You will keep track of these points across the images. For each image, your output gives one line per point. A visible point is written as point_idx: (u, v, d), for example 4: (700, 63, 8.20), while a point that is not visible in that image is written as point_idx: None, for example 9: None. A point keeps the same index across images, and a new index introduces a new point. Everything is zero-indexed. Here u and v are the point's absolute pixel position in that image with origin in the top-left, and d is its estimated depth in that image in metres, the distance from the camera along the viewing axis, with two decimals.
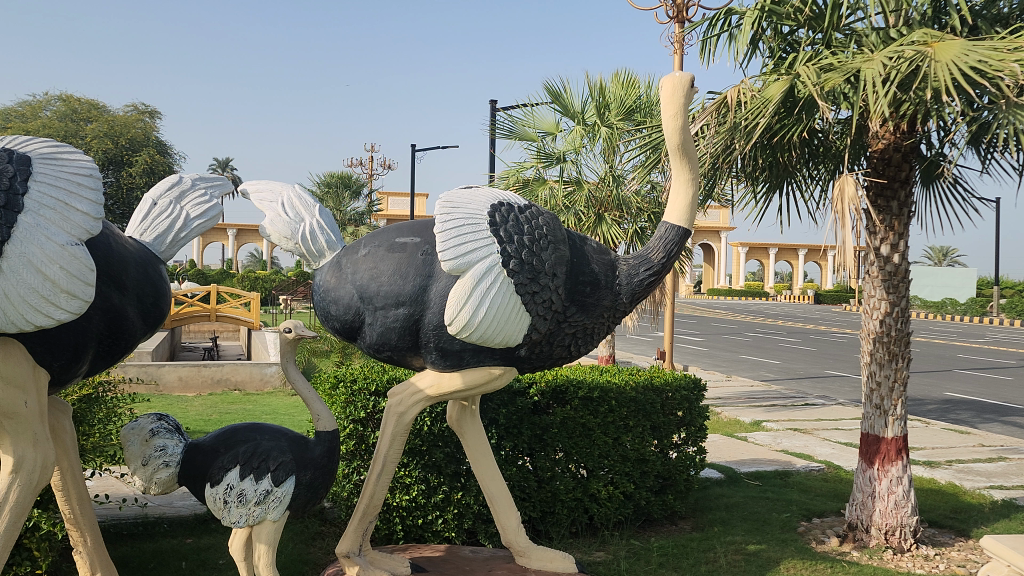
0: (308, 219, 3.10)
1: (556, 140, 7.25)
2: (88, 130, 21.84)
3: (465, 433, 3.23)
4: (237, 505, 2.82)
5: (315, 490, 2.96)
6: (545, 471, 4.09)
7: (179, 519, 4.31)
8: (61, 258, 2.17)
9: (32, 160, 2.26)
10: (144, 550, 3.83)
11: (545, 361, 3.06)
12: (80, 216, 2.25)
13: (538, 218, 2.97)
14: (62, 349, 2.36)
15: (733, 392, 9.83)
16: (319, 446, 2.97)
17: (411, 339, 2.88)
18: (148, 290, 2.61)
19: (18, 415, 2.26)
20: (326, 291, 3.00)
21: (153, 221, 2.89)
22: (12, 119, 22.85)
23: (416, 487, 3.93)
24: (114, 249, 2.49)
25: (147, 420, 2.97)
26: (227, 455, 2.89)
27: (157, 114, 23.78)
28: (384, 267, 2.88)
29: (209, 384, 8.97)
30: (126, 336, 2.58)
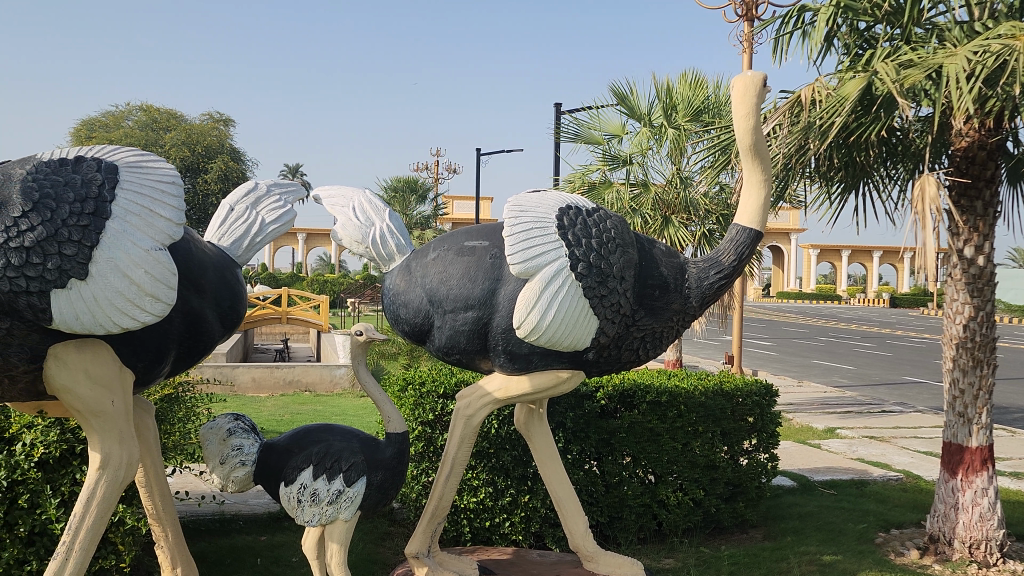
0: (378, 223, 3.14)
1: (622, 143, 7.20)
2: (167, 139, 22.70)
3: (532, 437, 3.23)
4: (311, 505, 2.88)
5: (386, 491, 3.00)
6: (613, 476, 4.06)
7: (254, 516, 4.42)
8: (146, 262, 2.25)
9: (119, 168, 2.35)
10: (221, 546, 3.94)
11: (613, 365, 3.04)
12: (163, 222, 2.33)
13: (606, 221, 2.95)
14: (145, 350, 2.45)
15: (806, 398, 9.59)
16: (389, 448, 3.02)
17: (480, 342, 2.90)
18: (226, 293, 2.69)
19: (105, 413, 2.35)
20: (396, 294, 3.04)
21: (231, 226, 3.00)
22: (96, 129, 23.86)
23: (483, 489, 3.95)
24: (193, 253, 2.58)
25: (225, 420, 3.05)
26: (301, 455, 2.95)
27: (230, 122, 24.54)
28: (453, 270, 2.90)
29: (281, 384, 9.20)
30: (205, 337, 2.67)
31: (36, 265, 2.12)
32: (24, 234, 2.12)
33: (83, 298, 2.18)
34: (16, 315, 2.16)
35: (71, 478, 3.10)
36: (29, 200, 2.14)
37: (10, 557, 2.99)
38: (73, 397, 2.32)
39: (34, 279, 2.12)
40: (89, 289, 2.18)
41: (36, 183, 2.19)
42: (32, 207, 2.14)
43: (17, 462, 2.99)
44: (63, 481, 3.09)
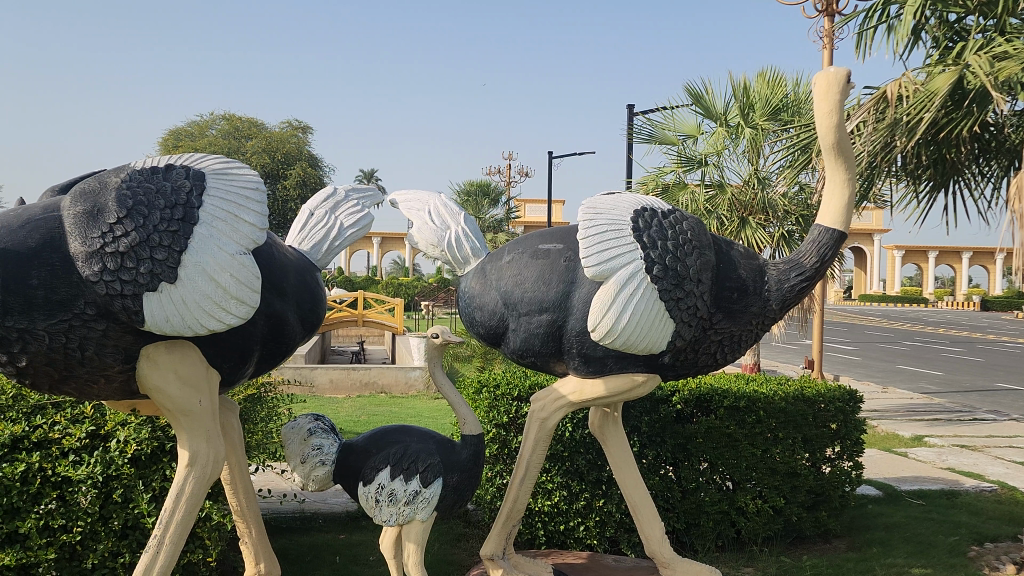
0: (454, 227, 3.18)
1: (697, 143, 7.10)
2: (248, 147, 23.46)
3: (607, 441, 3.20)
4: (388, 505, 2.92)
5: (461, 493, 3.05)
6: (689, 482, 4.00)
7: (332, 515, 4.52)
8: (231, 266, 2.33)
9: (206, 175, 2.43)
10: (301, 543, 4.04)
11: (689, 368, 3.00)
12: (248, 227, 2.41)
13: (682, 222, 2.91)
14: (231, 352, 2.54)
15: (892, 405, 9.25)
16: (465, 450, 3.06)
17: (555, 345, 2.89)
18: (306, 296, 2.77)
19: (193, 412, 2.44)
20: (471, 297, 3.06)
21: (311, 230, 3.07)
22: (181, 138, 24.77)
23: (557, 493, 3.94)
24: (275, 258, 2.66)
25: (306, 420, 3.12)
26: (379, 455, 3.00)
27: (308, 130, 25.19)
28: (528, 273, 2.90)
29: (358, 386, 9.37)
30: (286, 339, 2.75)
31: (130, 270, 2.21)
32: (119, 239, 2.21)
33: (173, 300, 2.25)
34: (112, 317, 2.25)
35: (161, 474, 3.21)
36: (123, 207, 2.23)
37: (105, 550, 3.13)
38: (164, 396, 2.41)
39: (128, 283, 2.20)
40: (179, 292, 2.26)
41: (130, 190, 2.28)
42: (126, 214, 2.23)
43: (111, 458, 3.12)
44: (154, 477, 3.20)
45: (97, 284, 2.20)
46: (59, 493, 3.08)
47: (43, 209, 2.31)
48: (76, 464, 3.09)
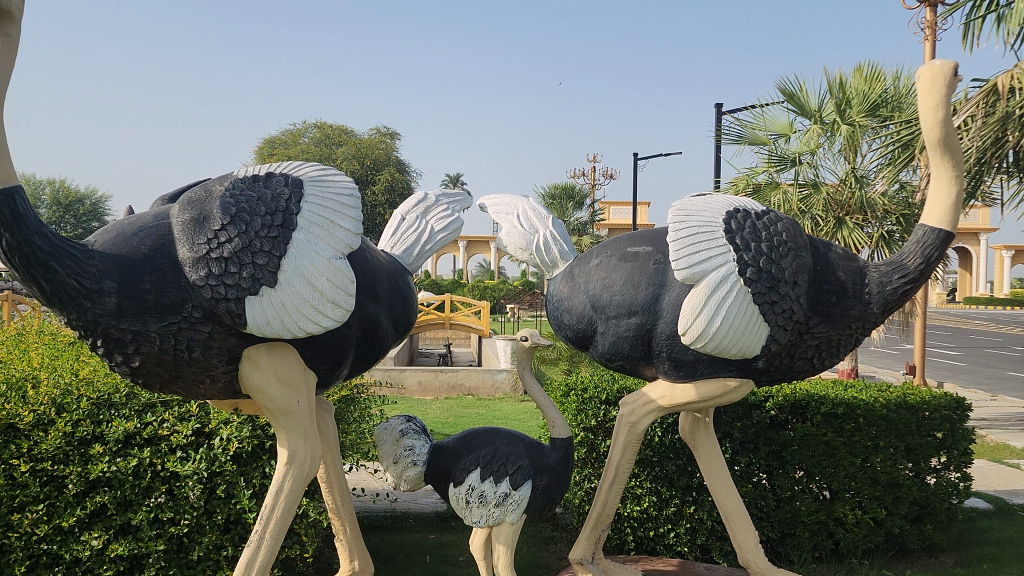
0: (542, 230, 3.21)
1: (790, 142, 6.91)
2: (339, 154, 24.13)
3: (698, 447, 3.15)
4: (478, 506, 2.94)
5: (551, 496, 3.05)
6: (785, 490, 3.89)
7: (423, 515, 4.59)
8: (327, 271, 2.40)
9: (304, 183, 2.51)
10: (393, 542, 4.12)
11: (785, 373, 2.92)
12: (343, 232, 2.48)
13: (777, 223, 2.84)
14: (326, 354, 2.61)
15: (1003, 413, 8.79)
16: (554, 453, 3.07)
17: (644, 348, 2.86)
18: (398, 300, 2.85)
19: (292, 412, 2.51)
20: (560, 300, 3.06)
21: (403, 235, 3.12)
22: (276, 147, 25.64)
23: (647, 499, 3.90)
24: (369, 262, 2.73)
25: (398, 421, 3.19)
26: (469, 457, 3.03)
27: (396, 136, 25.73)
28: (616, 276, 2.88)
29: (446, 388, 9.50)
30: (380, 342, 2.81)
31: (233, 274, 2.29)
32: (223, 245, 2.30)
33: (272, 304, 2.33)
34: (217, 320, 2.35)
35: (261, 471, 3.33)
36: (227, 214, 2.33)
37: (209, 543, 3.27)
38: (265, 396, 2.49)
39: (231, 287, 2.29)
40: (278, 296, 2.34)
41: (233, 198, 2.37)
42: (230, 221, 2.32)
43: (215, 455, 3.26)
44: (254, 474, 3.32)
45: (204, 288, 2.29)
46: (167, 487, 3.23)
47: (154, 217, 2.44)
48: (183, 460, 3.24)
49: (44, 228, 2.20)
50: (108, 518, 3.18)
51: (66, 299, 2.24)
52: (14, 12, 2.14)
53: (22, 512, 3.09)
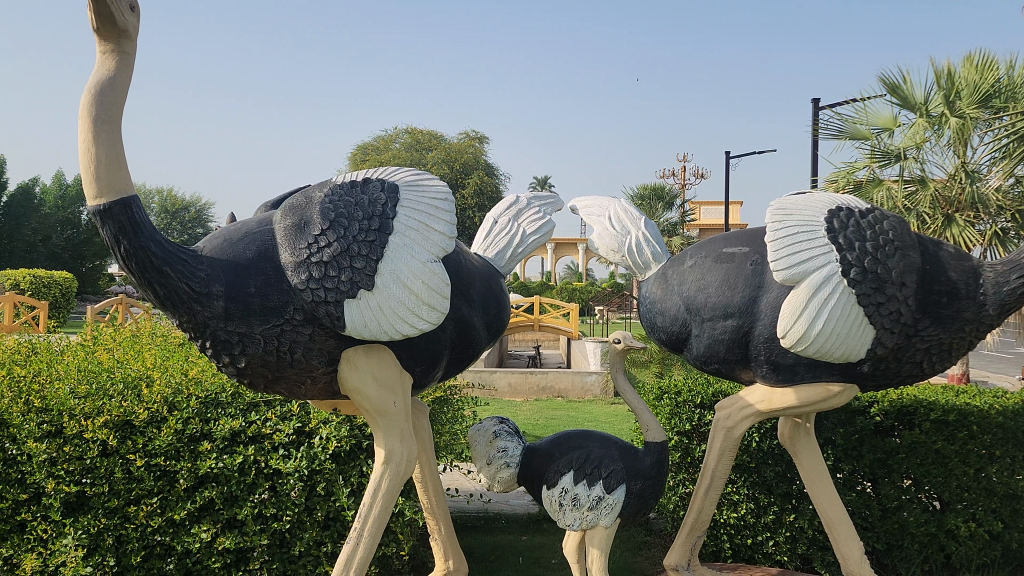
0: (634, 232, 3.17)
1: (894, 136, 6.62)
2: (429, 159, 24.55)
3: (798, 453, 3.06)
4: (571, 509, 2.92)
5: (645, 500, 3.01)
6: (891, 500, 3.74)
7: (515, 517, 4.60)
8: (423, 274, 2.43)
9: (400, 187, 2.55)
10: (486, 543, 4.15)
11: (891, 378, 2.80)
12: (438, 236, 2.51)
13: (883, 222, 2.72)
14: (422, 356, 2.65)
15: None
16: (648, 457, 3.03)
17: (741, 351, 2.79)
18: (491, 302, 2.87)
19: (388, 413, 2.56)
20: (653, 302, 3.02)
21: (495, 238, 3.15)
22: (369, 153, 26.28)
23: (744, 505, 3.80)
24: (463, 265, 2.75)
25: (491, 423, 3.20)
26: (562, 459, 3.02)
27: (484, 140, 26.01)
28: (711, 277, 2.82)
29: (537, 390, 9.53)
30: (473, 344, 2.84)
31: (332, 278, 2.35)
32: (323, 249, 2.37)
33: (370, 306, 2.38)
34: (317, 323, 2.41)
35: (358, 470, 3.41)
36: (326, 220, 2.39)
37: (310, 538, 3.37)
38: (363, 397, 2.55)
39: (331, 290, 2.35)
40: (375, 299, 2.38)
41: (332, 204, 2.43)
42: (329, 226, 2.38)
43: (315, 454, 3.35)
44: (352, 473, 3.40)
45: (305, 292, 2.36)
46: (270, 484, 3.35)
47: (258, 223, 2.53)
48: (285, 457, 3.35)
49: (158, 235, 2.32)
50: (216, 512, 3.31)
51: (178, 302, 2.35)
52: (131, 30, 2.27)
53: (137, 505, 3.25)
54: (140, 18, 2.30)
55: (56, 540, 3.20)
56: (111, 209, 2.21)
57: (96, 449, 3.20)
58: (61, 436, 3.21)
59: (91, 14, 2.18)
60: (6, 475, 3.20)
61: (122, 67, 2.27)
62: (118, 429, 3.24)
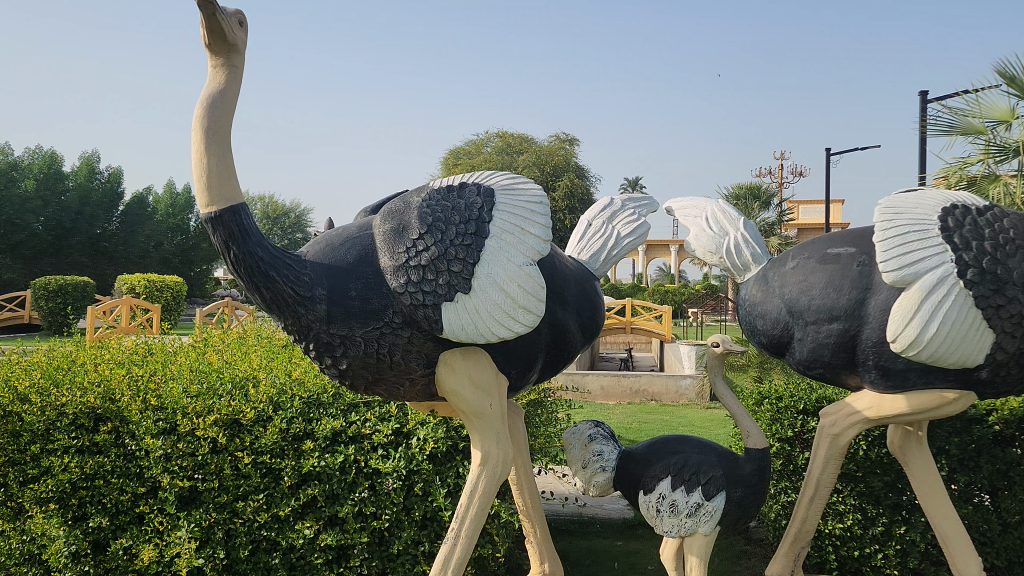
0: (733, 233, 3.09)
1: (1011, 129, 6.25)
2: (519, 162, 24.69)
3: (909, 463, 2.92)
4: (669, 516, 2.87)
5: (745, 508, 2.94)
6: (1012, 515, 3.53)
7: (610, 522, 4.58)
8: (519, 277, 2.44)
9: (495, 192, 2.57)
10: (581, 547, 4.14)
11: (1013, 386, 2.65)
12: (534, 239, 2.51)
13: (1002, 220, 2.58)
14: (517, 358, 2.66)
15: None
16: (749, 464, 2.95)
17: (847, 356, 2.69)
18: (586, 305, 2.86)
19: (485, 415, 2.57)
20: (753, 305, 2.94)
21: (589, 241, 3.13)
22: (461, 157, 26.65)
23: (851, 516, 3.66)
24: (557, 268, 2.75)
25: (586, 426, 3.18)
26: (659, 465, 2.97)
27: (574, 143, 25.98)
28: (815, 279, 2.72)
29: (629, 393, 9.45)
30: (568, 347, 2.83)
31: (430, 282, 2.39)
32: (421, 253, 2.40)
33: (468, 310, 2.40)
34: (416, 325, 2.45)
35: (455, 471, 3.47)
36: (424, 224, 2.43)
37: (408, 537, 3.43)
38: (460, 399, 2.57)
39: (429, 293, 2.39)
40: (472, 302, 2.40)
41: (429, 209, 2.47)
42: (427, 230, 2.42)
43: (412, 455, 3.41)
44: (449, 473, 3.46)
45: (404, 295, 2.40)
46: (369, 483, 3.41)
47: (359, 228, 2.59)
48: (384, 457, 3.42)
49: (265, 240, 2.40)
50: (319, 509, 3.40)
51: (283, 306, 2.43)
52: (240, 44, 2.36)
53: (245, 501, 3.37)
54: (248, 32, 2.39)
55: (171, 532, 3.35)
56: (222, 217, 2.30)
57: (207, 446, 3.34)
58: (175, 433, 3.37)
59: (203, 30, 2.29)
60: (126, 469, 3.40)
61: (231, 80, 2.37)
62: (226, 427, 3.37)
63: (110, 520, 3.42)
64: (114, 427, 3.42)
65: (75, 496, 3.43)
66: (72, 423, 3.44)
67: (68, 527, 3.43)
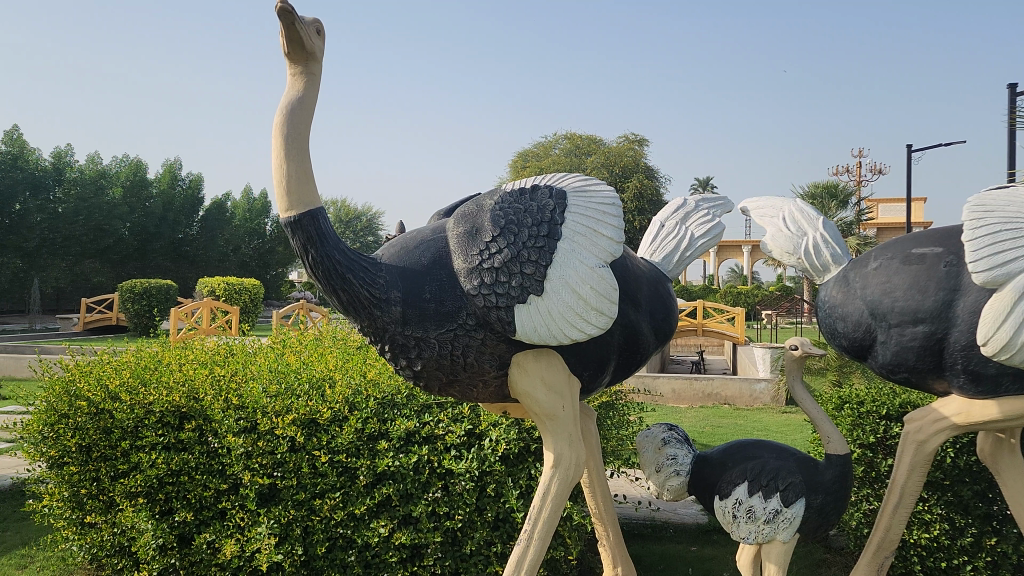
0: (811, 233, 3.01)
1: None
2: (587, 163, 24.61)
3: (1001, 472, 2.80)
4: (746, 522, 2.82)
5: (826, 516, 2.86)
6: None
7: (683, 527, 4.52)
8: (592, 279, 2.42)
9: (567, 194, 2.56)
10: (654, 552, 4.10)
11: None
12: (606, 241, 2.50)
13: None
14: (589, 360, 2.65)
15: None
16: (830, 470, 2.86)
17: (934, 360, 2.59)
18: (659, 307, 2.83)
19: (557, 417, 2.56)
20: (832, 307, 2.85)
21: (662, 242, 3.10)
22: (529, 160, 26.72)
23: (937, 526, 3.53)
24: (630, 269, 2.73)
25: (660, 430, 3.12)
26: (736, 470, 2.92)
27: (643, 143, 25.74)
28: (899, 280, 2.63)
29: (701, 397, 9.30)
30: (641, 349, 2.81)
31: (503, 284, 2.40)
32: (494, 256, 2.41)
33: (540, 312, 2.40)
34: (489, 327, 2.46)
35: (527, 472, 3.47)
36: (497, 227, 2.44)
37: (480, 538, 3.45)
38: (533, 400, 2.56)
39: (502, 295, 2.40)
40: (545, 304, 2.40)
41: (502, 212, 2.48)
42: (499, 233, 2.43)
43: (485, 456, 3.43)
44: (521, 475, 3.46)
45: (477, 297, 2.42)
46: (443, 483, 3.44)
47: (433, 232, 2.62)
48: (457, 458, 3.45)
49: (341, 244, 2.45)
50: (393, 509, 3.44)
51: (360, 307, 2.47)
52: (318, 53, 2.42)
53: (322, 499, 3.43)
54: (326, 41, 2.45)
55: (252, 528, 3.44)
56: (301, 221, 2.36)
57: (286, 445, 3.43)
58: (256, 431, 3.49)
59: (283, 39, 2.35)
60: (209, 466, 3.51)
61: (309, 87, 2.43)
62: (304, 427, 3.47)
63: (194, 515, 3.54)
64: (198, 425, 3.58)
65: (162, 492, 3.57)
66: (159, 421, 3.62)
67: (156, 521, 3.57)
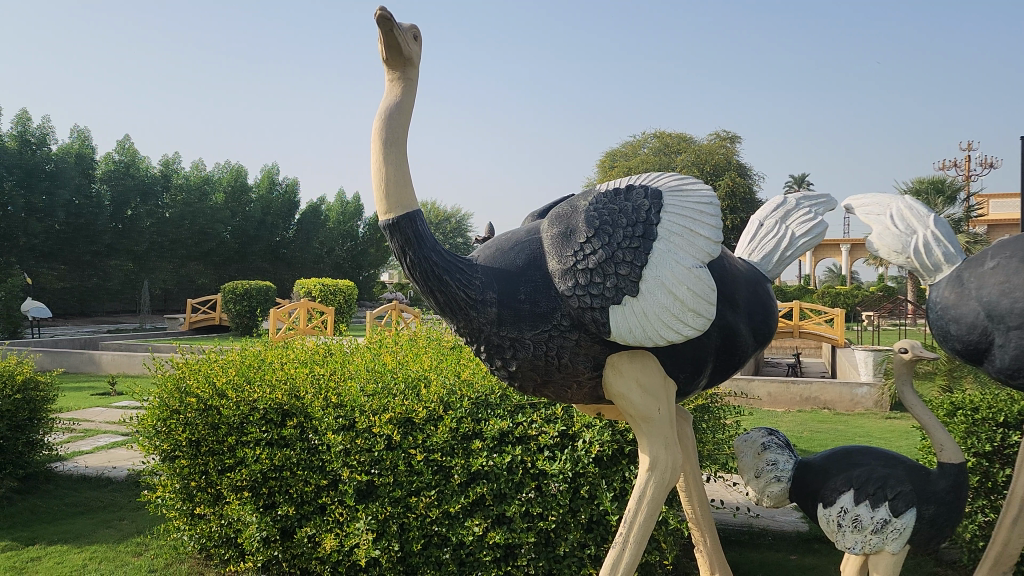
0: (921, 231, 2.86)
1: None
2: (676, 162, 24.26)
3: None
4: (852, 531, 2.72)
5: (939, 528, 2.73)
6: None
7: (783, 535, 4.39)
8: (688, 279, 2.38)
9: (663, 193, 2.52)
10: (752, 559, 4.00)
11: None
12: (703, 241, 2.45)
13: None
14: (685, 362, 2.60)
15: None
16: (942, 480, 2.72)
17: None
18: (758, 308, 2.75)
19: (652, 419, 2.53)
20: (944, 308, 2.70)
21: (762, 242, 3.02)
22: (617, 159, 26.53)
23: None
24: (727, 269, 2.67)
25: (759, 434, 3.00)
26: (840, 477, 2.81)
27: (735, 140, 25.18)
28: (1019, 279, 2.48)
29: (799, 401, 9.03)
30: (738, 352, 2.74)
31: (598, 285, 2.38)
32: (588, 257, 2.39)
33: (635, 313, 2.38)
34: (583, 328, 2.45)
35: (621, 475, 3.43)
36: (591, 227, 2.42)
37: (574, 540, 3.44)
38: (628, 402, 2.54)
39: (597, 296, 2.38)
40: (640, 305, 2.37)
41: (597, 212, 2.46)
42: (594, 233, 2.41)
43: (579, 457, 3.41)
44: (615, 477, 3.43)
45: (572, 298, 2.41)
46: (536, 484, 3.44)
47: (527, 233, 2.63)
48: (550, 459, 3.45)
49: (438, 245, 2.49)
50: (487, 508, 3.46)
51: (456, 309, 2.49)
52: (414, 57, 2.45)
53: (418, 496, 3.48)
54: (421, 45, 2.48)
55: (351, 524, 3.52)
56: (399, 223, 2.41)
57: (383, 442, 3.50)
58: (354, 428, 3.57)
59: (380, 46, 2.40)
60: (311, 462, 3.61)
61: (406, 92, 2.47)
62: (401, 425, 3.53)
63: (296, 509, 3.66)
64: (299, 422, 3.70)
65: (266, 486, 3.70)
66: (263, 417, 3.75)
67: (260, 513, 3.70)
